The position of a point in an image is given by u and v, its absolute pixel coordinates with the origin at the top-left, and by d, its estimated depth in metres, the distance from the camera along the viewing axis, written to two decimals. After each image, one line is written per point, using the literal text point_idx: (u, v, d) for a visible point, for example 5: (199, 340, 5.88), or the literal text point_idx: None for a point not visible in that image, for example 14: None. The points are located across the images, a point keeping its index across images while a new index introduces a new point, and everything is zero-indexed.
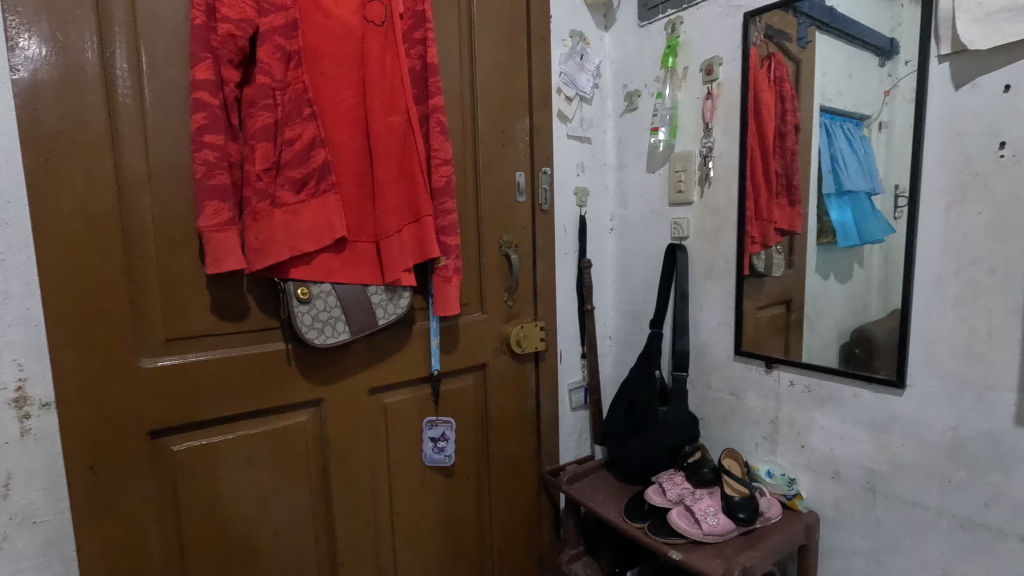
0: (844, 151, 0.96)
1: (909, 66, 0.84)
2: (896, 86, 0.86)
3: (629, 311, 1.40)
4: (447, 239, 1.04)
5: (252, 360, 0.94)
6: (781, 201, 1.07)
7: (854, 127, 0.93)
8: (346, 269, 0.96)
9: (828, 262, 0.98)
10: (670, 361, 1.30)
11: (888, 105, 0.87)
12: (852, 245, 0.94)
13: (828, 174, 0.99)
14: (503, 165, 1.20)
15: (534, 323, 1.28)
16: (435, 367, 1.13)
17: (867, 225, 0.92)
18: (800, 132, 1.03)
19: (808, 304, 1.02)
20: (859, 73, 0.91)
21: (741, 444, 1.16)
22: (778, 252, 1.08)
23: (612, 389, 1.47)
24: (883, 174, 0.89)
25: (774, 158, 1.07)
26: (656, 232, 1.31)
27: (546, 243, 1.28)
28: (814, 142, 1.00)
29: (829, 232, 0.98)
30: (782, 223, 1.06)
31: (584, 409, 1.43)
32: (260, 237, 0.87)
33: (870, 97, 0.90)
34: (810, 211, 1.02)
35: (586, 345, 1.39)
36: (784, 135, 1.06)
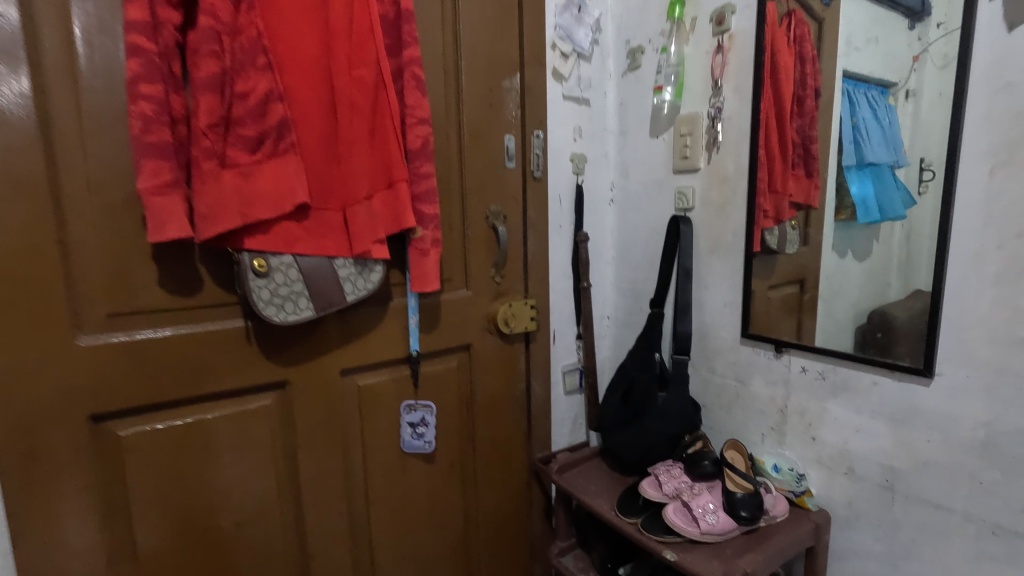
0: (868, 120, 0.84)
1: (941, 29, 0.73)
2: (926, 51, 0.75)
3: (628, 289, 1.29)
4: (425, 207, 0.95)
5: (205, 340, 0.86)
6: (797, 172, 0.96)
7: (879, 95, 0.82)
8: (309, 240, 0.87)
9: (846, 239, 0.89)
10: (670, 342, 1.18)
11: (916, 72, 0.77)
12: (870, 222, 0.85)
13: (849, 146, 0.88)
14: (489, 128, 1.09)
15: (524, 302, 1.17)
16: (414, 348, 1.04)
17: (884, 202, 0.83)
18: (820, 97, 0.91)
19: (824, 284, 0.92)
20: (886, 36, 0.80)
21: (747, 435, 1.06)
22: (792, 227, 0.97)
23: (610, 373, 1.37)
24: (909, 146, 0.78)
25: (790, 121, 0.96)
26: (659, 203, 1.19)
27: (538, 216, 1.18)
28: (835, 111, 0.89)
29: (847, 208, 0.88)
30: (797, 196, 0.96)
31: (579, 394, 1.33)
32: (207, 202, 0.77)
33: (897, 62, 0.79)
34: (828, 183, 0.91)
35: (582, 325, 1.28)
36: (801, 100, 0.94)
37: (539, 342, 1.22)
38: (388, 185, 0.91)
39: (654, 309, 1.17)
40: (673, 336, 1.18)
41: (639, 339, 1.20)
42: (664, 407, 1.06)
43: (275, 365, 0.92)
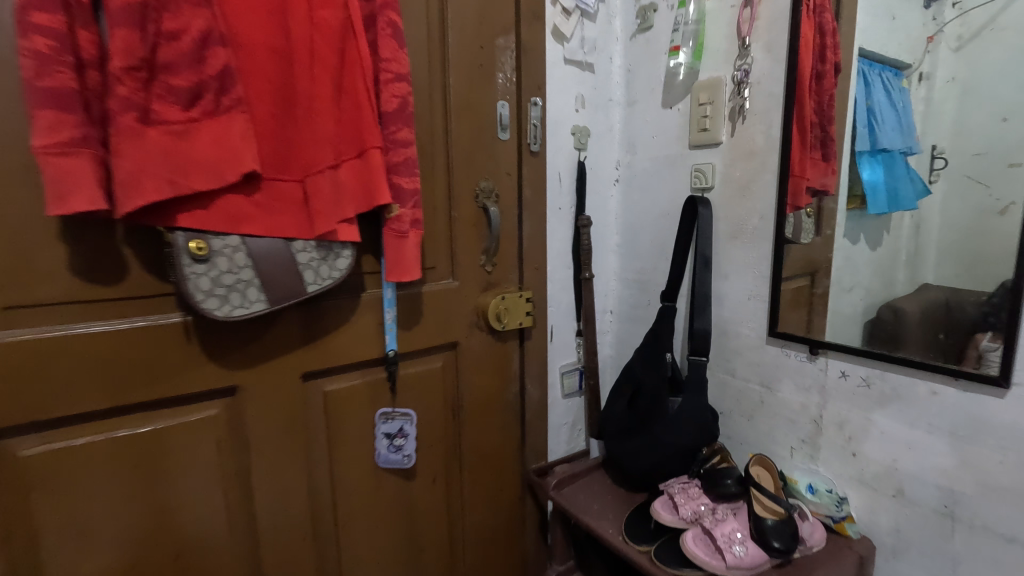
0: (883, 104, 0.78)
1: (957, 7, 0.68)
2: (942, 30, 0.70)
3: (634, 281, 1.15)
4: (402, 181, 0.80)
5: (134, 339, 0.70)
6: (814, 155, 0.85)
7: (892, 78, 0.77)
8: (260, 217, 0.72)
9: (857, 226, 0.81)
10: (683, 342, 1.05)
11: (931, 52, 0.71)
12: (880, 213, 0.79)
13: (862, 130, 0.80)
14: (479, 92, 0.94)
15: (518, 294, 1.03)
16: (392, 347, 0.89)
17: (896, 191, 0.77)
18: (840, 74, 0.82)
19: (837, 280, 0.83)
20: (902, 14, 0.74)
21: (772, 447, 0.93)
22: (808, 215, 0.87)
23: (612, 373, 1.23)
24: (921, 133, 0.73)
25: (807, 100, 0.84)
26: (672, 183, 1.05)
27: (535, 197, 1.03)
28: (849, 94, 0.81)
29: (858, 198, 0.81)
30: (814, 181, 0.85)
31: (579, 396, 1.19)
32: (125, 167, 0.61)
33: (912, 41, 0.74)
34: (844, 169, 0.82)
35: (583, 320, 1.14)
36: (820, 77, 0.84)
37: (534, 340, 1.08)
38: (358, 153, 0.76)
39: (665, 302, 1.03)
40: (686, 332, 1.05)
41: (648, 337, 1.06)
42: (680, 414, 0.92)
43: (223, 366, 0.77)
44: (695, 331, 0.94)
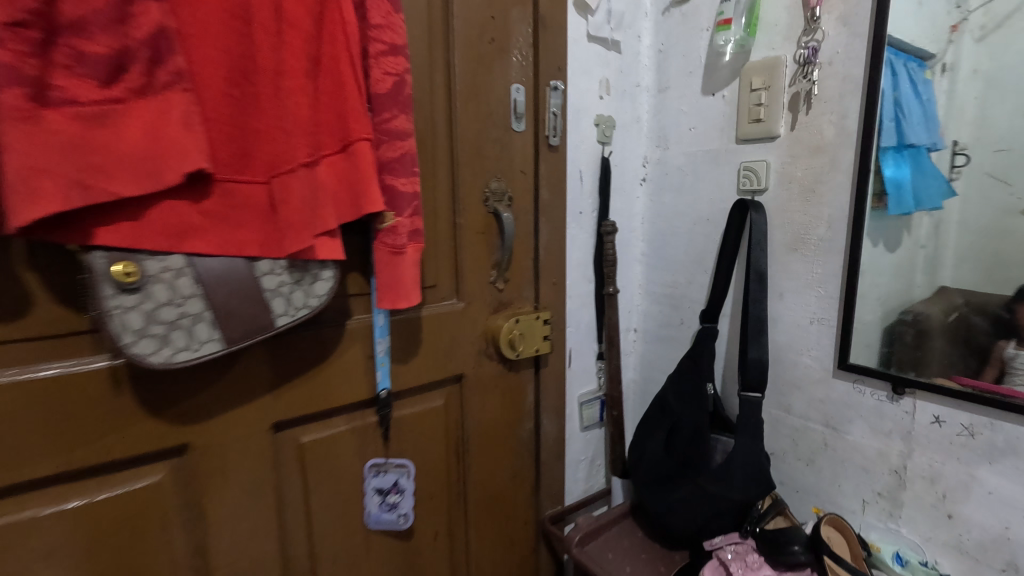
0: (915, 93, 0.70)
1: None
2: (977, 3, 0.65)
3: (664, 296, 1.00)
4: (399, 183, 0.63)
5: (43, 391, 0.53)
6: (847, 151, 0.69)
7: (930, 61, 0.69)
8: (212, 231, 0.54)
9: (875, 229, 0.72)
10: (726, 370, 0.90)
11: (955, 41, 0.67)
12: (902, 213, 0.72)
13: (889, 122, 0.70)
14: (490, 72, 0.77)
15: (534, 316, 0.86)
16: (384, 387, 0.73)
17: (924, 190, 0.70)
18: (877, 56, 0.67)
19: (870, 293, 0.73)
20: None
21: (839, 499, 0.79)
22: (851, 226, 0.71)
23: (636, 400, 1.08)
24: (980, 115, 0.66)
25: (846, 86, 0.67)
26: (714, 183, 0.89)
27: (555, 199, 0.87)
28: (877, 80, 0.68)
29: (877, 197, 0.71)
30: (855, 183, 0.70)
31: (599, 428, 1.04)
32: (11, 166, 0.43)
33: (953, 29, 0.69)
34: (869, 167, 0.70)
35: (605, 342, 0.99)
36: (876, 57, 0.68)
37: (551, 368, 0.92)
38: (341, 148, 0.59)
39: (706, 324, 0.88)
40: (730, 359, 0.90)
41: (684, 363, 0.91)
42: (732, 461, 0.77)
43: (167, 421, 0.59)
44: (749, 361, 0.79)
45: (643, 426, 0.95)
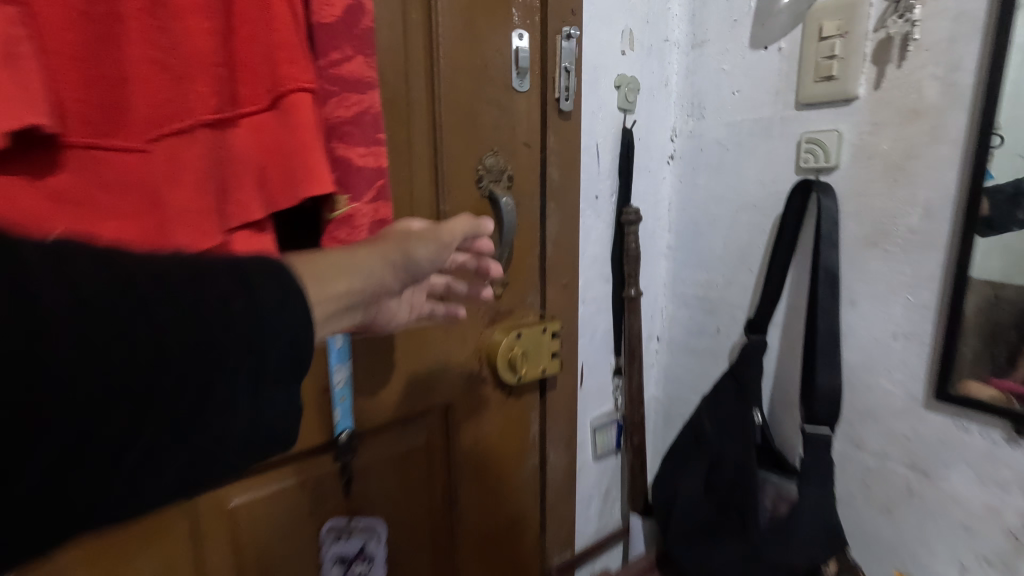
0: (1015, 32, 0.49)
1: None
2: None
3: (696, 298, 0.82)
4: (357, 155, 0.44)
5: None
6: None
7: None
8: (65, 224, 0.35)
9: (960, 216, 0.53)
10: (776, 393, 0.73)
11: None
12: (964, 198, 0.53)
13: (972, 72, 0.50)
14: (484, 11, 0.59)
15: (540, 327, 0.69)
16: (344, 427, 0.55)
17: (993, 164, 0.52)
18: None
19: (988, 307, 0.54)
20: None
21: (928, 562, 0.62)
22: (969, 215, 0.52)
23: (658, 421, 0.90)
24: None
25: None
26: (764, 160, 0.72)
27: (567, 180, 0.68)
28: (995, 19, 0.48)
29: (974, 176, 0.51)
30: None
31: (614, 457, 0.86)
32: None
33: None
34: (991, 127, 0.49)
35: (625, 355, 0.81)
36: None
37: (562, 390, 0.75)
38: (268, 105, 0.40)
39: (753, 336, 0.71)
40: (781, 380, 0.73)
41: (723, 384, 0.74)
42: (795, 517, 0.61)
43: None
44: (815, 388, 0.62)
45: (677, 463, 0.78)
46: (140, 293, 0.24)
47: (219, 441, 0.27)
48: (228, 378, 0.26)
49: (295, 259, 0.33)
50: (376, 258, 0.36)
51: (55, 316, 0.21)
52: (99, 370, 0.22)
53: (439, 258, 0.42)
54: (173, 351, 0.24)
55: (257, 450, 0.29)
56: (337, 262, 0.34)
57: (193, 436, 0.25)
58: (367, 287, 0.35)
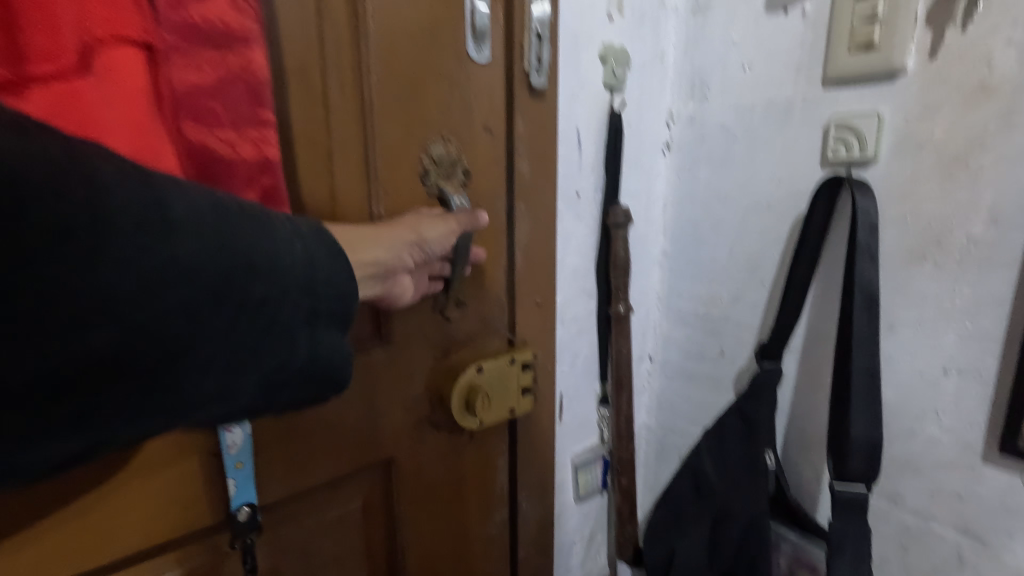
0: None
1: None
2: None
3: (696, 315, 0.70)
4: (227, 145, 0.32)
5: None
6: None
7: None
8: None
9: None
10: (792, 431, 0.61)
11: None
12: None
13: None
14: None
15: (506, 358, 0.55)
16: (245, 501, 0.42)
17: None
18: None
19: None
20: None
21: None
22: None
23: (650, 453, 0.78)
24: None
25: None
26: (782, 151, 0.59)
27: (539, 176, 0.55)
28: None
29: None
30: None
31: (599, 497, 0.74)
32: None
33: None
34: None
35: (613, 381, 0.69)
36: None
37: (535, 428, 0.61)
38: (80, 65, 0.27)
39: (765, 364, 0.59)
40: (800, 415, 0.60)
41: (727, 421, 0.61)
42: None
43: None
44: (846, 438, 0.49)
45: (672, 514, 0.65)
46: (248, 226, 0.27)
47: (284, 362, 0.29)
48: (295, 308, 0.29)
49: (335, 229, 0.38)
50: (392, 233, 0.39)
51: (183, 243, 0.24)
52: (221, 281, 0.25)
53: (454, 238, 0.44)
54: (261, 277, 0.27)
55: (313, 378, 0.31)
56: (366, 234, 0.39)
57: (267, 356, 0.28)
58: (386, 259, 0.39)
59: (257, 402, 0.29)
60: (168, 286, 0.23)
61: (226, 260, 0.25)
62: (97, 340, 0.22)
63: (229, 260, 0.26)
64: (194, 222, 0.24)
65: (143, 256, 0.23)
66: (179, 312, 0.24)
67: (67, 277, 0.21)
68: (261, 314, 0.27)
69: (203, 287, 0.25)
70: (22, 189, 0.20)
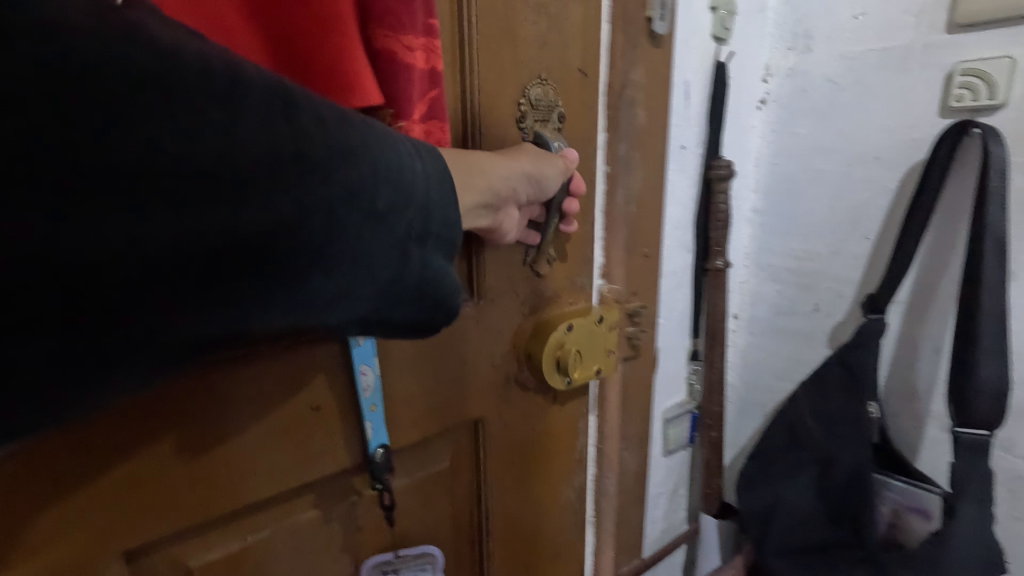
0: None
1: None
2: None
3: (792, 267, 0.74)
4: (408, 48, 0.34)
5: None
6: None
7: None
8: None
9: None
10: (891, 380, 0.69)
11: None
12: None
13: None
14: None
15: (593, 317, 0.53)
16: (380, 442, 0.42)
17: None
18: None
19: None
20: None
21: None
22: None
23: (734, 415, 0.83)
24: None
25: None
26: (895, 105, 0.62)
27: (653, 124, 0.55)
28: None
29: None
30: None
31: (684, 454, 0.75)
32: None
33: None
34: None
35: (706, 336, 0.70)
36: None
37: (635, 377, 0.63)
38: None
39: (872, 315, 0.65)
40: (900, 366, 0.69)
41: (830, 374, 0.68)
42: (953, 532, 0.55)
43: (14, 517, 0.29)
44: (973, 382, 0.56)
45: (772, 462, 0.72)
46: (375, 140, 0.26)
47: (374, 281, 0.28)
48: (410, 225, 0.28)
49: (449, 152, 0.37)
50: (512, 164, 0.39)
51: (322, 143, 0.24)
52: (352, 187, 0.25)
53: (564, 179, 0.45)
54: (387, 187, 0.27)
55: (429, 298, 0.31)
56: (485, 159, 0.38)
57: (388, 268, 0.28)
58: (506, 185, 0.39)
59: (379, 312, 0.29)
60: (312, 186, 0.23)
61: (357, 166, 0.25)
62: (245, 224, 0.21)
63: (361, 168, 0.25)
64: (324, 127, 0.24)
65: (291, 155, 0.22)
66: (321, 213, 0.24)
67: (217, 159, 0.20)
68: (357, 228, 0.25)
69: (333, 189, 0.24)
70: (190, 72, 0.20)
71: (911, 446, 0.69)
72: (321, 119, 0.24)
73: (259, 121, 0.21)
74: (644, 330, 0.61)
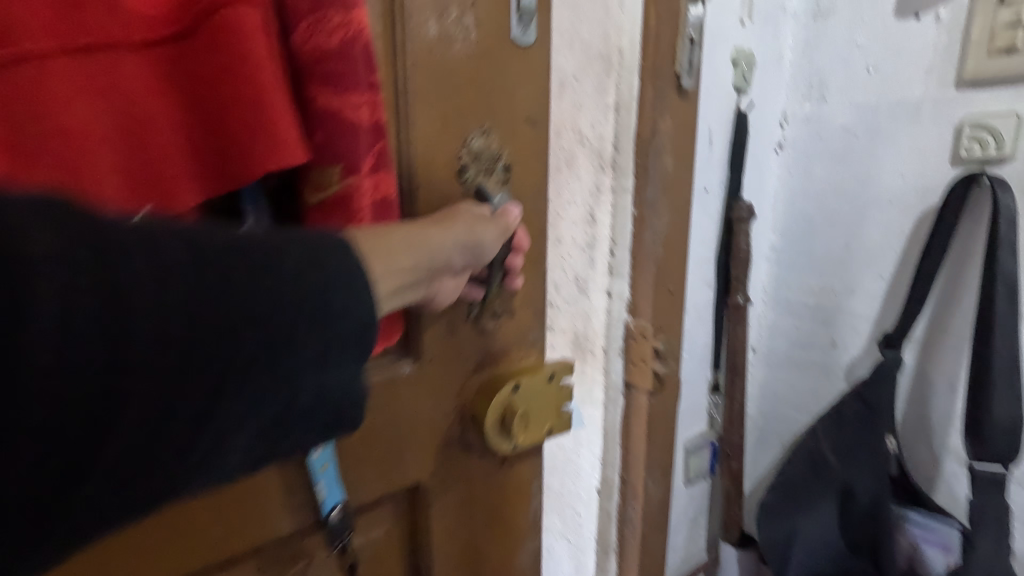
0: None
1: None
2: None
3: (809, 302, 0.80)
4: (350, 108, 0.33)
5: None
6: None
7: None
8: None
9: None
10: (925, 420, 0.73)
11: None
12: None
13: None
14: None
15: (546, 373, 0.51)
16: (334, 503, 0.40)
17: None
18: None
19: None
20: None
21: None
22: None
23: (751, 445, 0.90)
24: None
25: None
26: (889, 160, 0.71)
27: (682, 173, 0.62)
28: None
29: None
30: None
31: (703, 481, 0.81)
32: None
33: None
34: None
35: (724, 367, 0.77)
36: None
37: (659, 407, 0.67)
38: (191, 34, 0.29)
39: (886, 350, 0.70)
40: (916, 402, 0.73)
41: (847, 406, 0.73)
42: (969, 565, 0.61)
43: None
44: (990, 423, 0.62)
45: (794, 491, 0.76)
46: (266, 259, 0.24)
47: (259, 406, 0.24)
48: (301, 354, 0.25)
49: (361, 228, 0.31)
50: (442, 237, 0.36)
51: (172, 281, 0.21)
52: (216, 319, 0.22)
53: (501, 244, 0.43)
54: (269, 313, 0.24)
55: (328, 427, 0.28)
56: (405, 232, 0.33)
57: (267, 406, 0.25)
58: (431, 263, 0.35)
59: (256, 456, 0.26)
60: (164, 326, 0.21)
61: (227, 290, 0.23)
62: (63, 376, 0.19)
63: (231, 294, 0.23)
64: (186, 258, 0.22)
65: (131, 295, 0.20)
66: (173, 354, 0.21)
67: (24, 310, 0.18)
68: (206, 360, 0.22)
69: (191, 323, 0.22)
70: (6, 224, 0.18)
71: (926, 480, 0.74)
72: (191, 246, 0.22)
73: (43, 258, 0.19)
74: (669, 364, 0.65)
